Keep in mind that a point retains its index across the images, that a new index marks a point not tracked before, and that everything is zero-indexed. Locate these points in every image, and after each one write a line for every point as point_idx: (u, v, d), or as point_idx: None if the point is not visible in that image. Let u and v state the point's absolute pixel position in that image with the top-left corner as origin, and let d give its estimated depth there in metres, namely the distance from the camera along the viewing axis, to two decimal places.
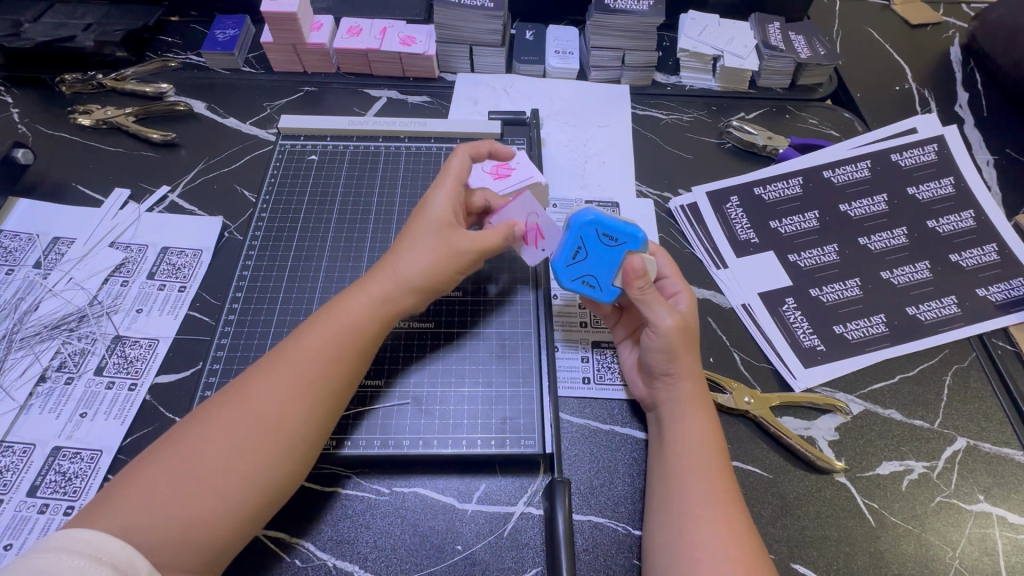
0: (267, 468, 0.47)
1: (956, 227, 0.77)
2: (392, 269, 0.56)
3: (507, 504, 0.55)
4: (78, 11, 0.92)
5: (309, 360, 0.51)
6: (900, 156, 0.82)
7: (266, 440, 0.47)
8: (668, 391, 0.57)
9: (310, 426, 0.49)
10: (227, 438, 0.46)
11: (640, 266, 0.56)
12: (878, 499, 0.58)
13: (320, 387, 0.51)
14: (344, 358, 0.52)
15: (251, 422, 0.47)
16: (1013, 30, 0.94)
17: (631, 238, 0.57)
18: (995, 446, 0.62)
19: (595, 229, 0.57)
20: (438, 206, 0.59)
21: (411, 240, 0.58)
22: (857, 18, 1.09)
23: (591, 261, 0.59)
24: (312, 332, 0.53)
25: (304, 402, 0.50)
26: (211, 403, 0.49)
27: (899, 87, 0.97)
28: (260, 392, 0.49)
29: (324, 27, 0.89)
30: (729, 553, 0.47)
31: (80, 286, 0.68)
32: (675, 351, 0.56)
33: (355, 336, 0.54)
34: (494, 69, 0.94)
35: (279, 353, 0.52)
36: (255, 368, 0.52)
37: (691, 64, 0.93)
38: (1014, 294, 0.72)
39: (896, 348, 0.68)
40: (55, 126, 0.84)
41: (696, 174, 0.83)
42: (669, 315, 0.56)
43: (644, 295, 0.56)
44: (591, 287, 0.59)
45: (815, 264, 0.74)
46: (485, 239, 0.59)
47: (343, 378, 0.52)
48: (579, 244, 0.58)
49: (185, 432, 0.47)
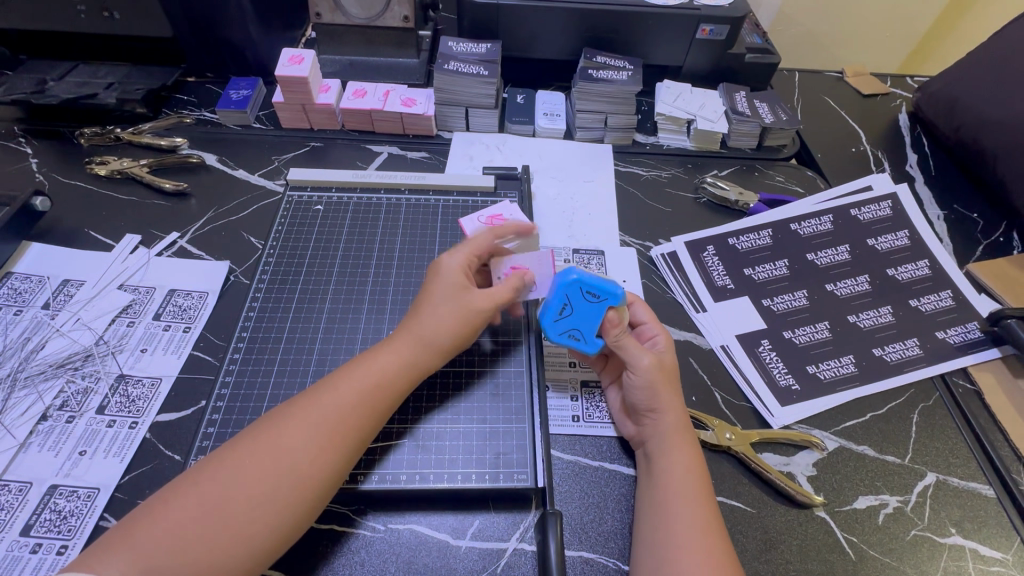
0: (290, 515, 0.49)
1: (914, 275, 0.84)
2: (415, 327, 0.61)
3: (500, 540, 0.57)
4: (101, 71, 0.99)
5: (343, 409, 0.54)
6: (859, 211, 0.90)
7: (294, 487, 0.49)
8: (653, 427, 0.60)
9: (337, 475, 0.52)
10: (256, 482, 0.48)
11: (616, 317, 0.62)
12: (856, 532, 0.61)
13: (350, 437, 0.53)
14: (374, 409, 0.55)
15: (282, 468, 0.49)
16: (951, 101, 1.06)
17: (610, 295, 0.61)
18: (963, 480, 0.66)
19: (579, 288, 0.62)
20: (451, 269, 0.64)
21: (428, 299, 0.62)
22: (815, 88, 1.21)
23: (576, 317, 0.63)
24: (345, 379, 0.56)
25: (334, 451, 0.52)
26: (240, 442, 0.51)
27: (855, 149, 1.07)
28: (293, 438, 0.51)
29: (332, 89, 0.96)
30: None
31: (86, 327, 0.70)
32: (656, 387, 0.60)
33: (385, 389, 0.57)
34: (488, 128, 1.02)
35: (313, 397, 0.54)
36: (286, 409, 0.54)
37: (667, 126, 1.02)
38: (970, 336, 0.78)
39: (866, 387, 0.72)
40: (72, 176, 0.88)
41: (675, 226, 0.90)
42: (646, 355, 0.61)
43: (620, 339, 0.62)
44: (578, 338, 0.64)
45: (787, 308, 0.79)
46: (497, 296, 0.63)
47: (370, 428, 0.55)
48: (563, 302, 0.62)
49: (211, 472, 0.49)
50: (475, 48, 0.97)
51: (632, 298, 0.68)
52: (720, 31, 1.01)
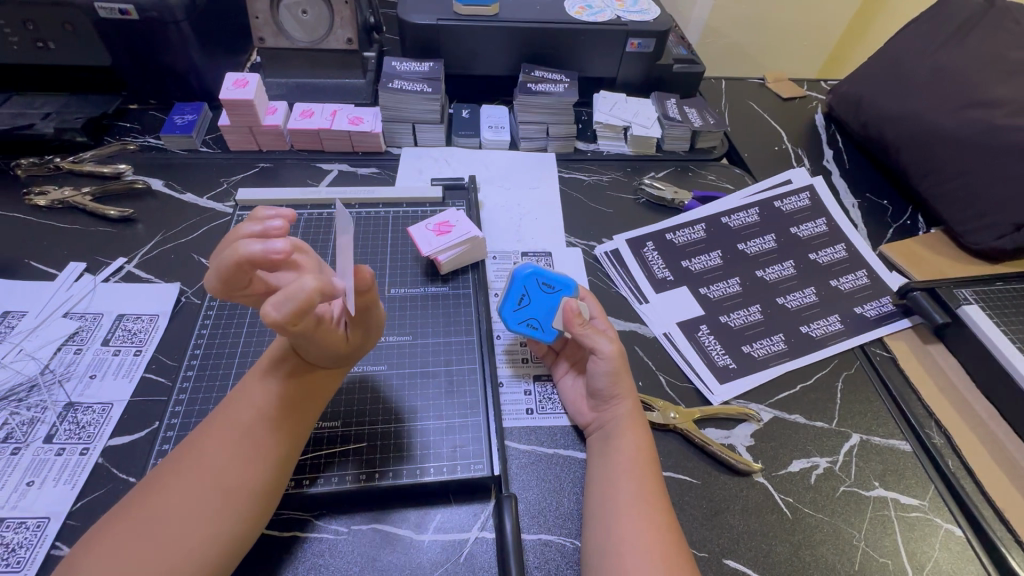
0: (229, 527, 0.49)
1: (832, 258, 0.92)
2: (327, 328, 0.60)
3: (461, 531, 0.59)
4: (37, 102, 0.98)
5: (266, 419, 0.54)
6: (782, 203, 0.98)
7: (231, 498, 0.50)
8: (613, 411, 0.64)
9: (272, 480, 0.53)
10: (187, 503, 0.48)
11: (577, 308, 0.66)
12: (792, 494, 0.66)
13: (278, 446, 0.54)
14: (297, 415, 0.56)
15: (213, 482, 0.49)
16: (857, 101, 1.16)
17: (563, 285, 0.71)
18: (883, 438, 0.72)
19: (536, 279, 0.72)
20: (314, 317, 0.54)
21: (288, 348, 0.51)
22: (740, 94, 1.31)
23: (533, 306, 0.71)
24: (264, 389, 0.56)
25: (264, 459, 0.53)
26: (165, 469, 0.50)
27: (778, 148, 1.17)
28: (218, 453, 0.51)
29: (279, 111, 0.98)
30: (649, 541, 0.53)
31: (30, 357, 0.69)
32: (618, 372, 0.64)
33: (307, 397, 0.58)
34: (435, 142, 1.05)
35: (231, 413, 0.54)
36: (205, 428, 0.53)
37: (606, 134, 1.09)
38: (884, 309, 0.86)
39: (795, 361, 0.79)
40: (9, 208, 0.87)
41: (617, 225, 0.96)
42: (611, 342, 0.65)
43: (583, 329, 0.65)
44: (535, 328, 0.70)
45: (722, 294, 0.86)
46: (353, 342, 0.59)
47: (298, 433, 0.56)
48: (523, 292, 0.71)
49: (145, 499, 0.48)
50: (418, 67, 1.02)
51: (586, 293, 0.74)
52: (648, 44, 1.09)
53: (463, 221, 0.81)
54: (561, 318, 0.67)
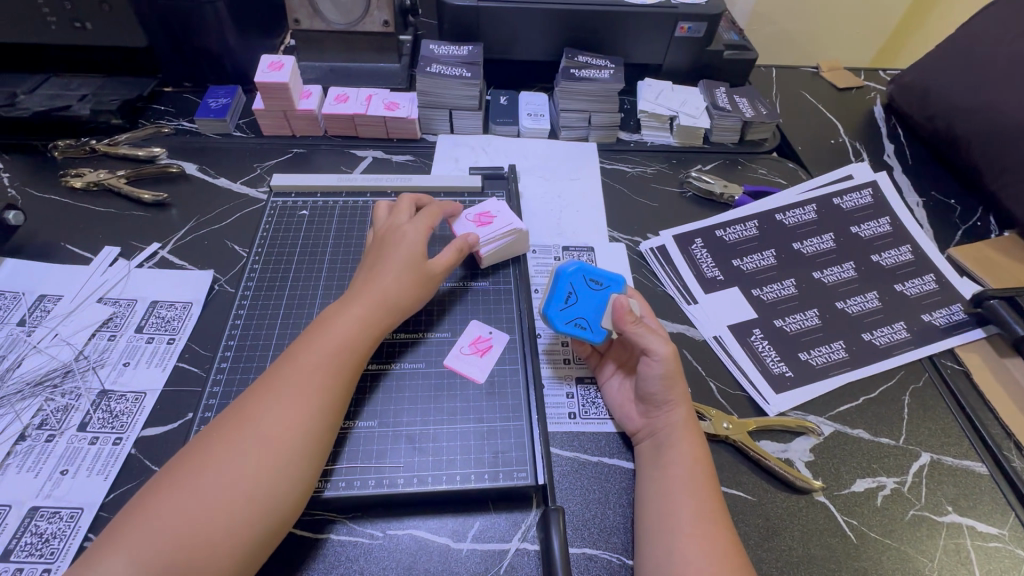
0: (273, 474, 0.49)
1: (897, 260, 0.85)
2: (375, 287, 0.62)
3: (502, 541, 0.55)
4: (74, 83, 0.97)
5: (307, 372, 0.54)
6: (841, 200, 0.92)
7: (272, 447, 0.50)
8: (665, 418, 0.60)
9: (311, 431, 0.52)
10: (233, 458, 0.49)
11: (628, 306, 0.62)
12: (856, 516, 0.61)
13: (318, 397, 0.54)
14: (339, 368, 0.56)
15: (254, 435, 0.50)
16: (924, 92, 1.08)
17: (611, 282, 0.67)
18: (957, 459, 0.67)
19: (583, 276, 0.67)
20: (411, 239, 0.67)
21: (386, 266, 0.64)
22: (792, 84, 1.23)
23: (581, 304, 0.66)
24: (306, 347, 0.57)
25: (305, 409, 0.53)
26: (215, 426, 0.52)
27: (834, 141, 1.09)
28: (261, 407, 0.52)
29: (313, 95, 0.95)
30: (710, 565, 0.49)
31: (65, 342, 0.68)
32: (673, 377, 0.60)
33: (350, 353, 0.58)
34: (472, 130, 1.01)
35: (277, 370, 0.55)
36: (253, 388, 0.54)
37: (651, 123, 1.03)
38: (955, 318, 0.79)
39: (857, 371, 0.73)
40: (47, 189, 0.86)
41: (662, 220, 0.91)
42: (665, 344, 0.60)
43: (636, 329, 0.61)
44: (583, 327, 0.65)
45: (776, 297, 0.80)
46: (446, 260, 0.69)
47: (339, 383, 0.56)
48: (568, 290, 0.67)
49: (189, 461, 0.49)
50: (457, 51, 0.97)
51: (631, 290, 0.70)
52: (699, 28, 1.03)
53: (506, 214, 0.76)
54: (611, 318, 0.63)
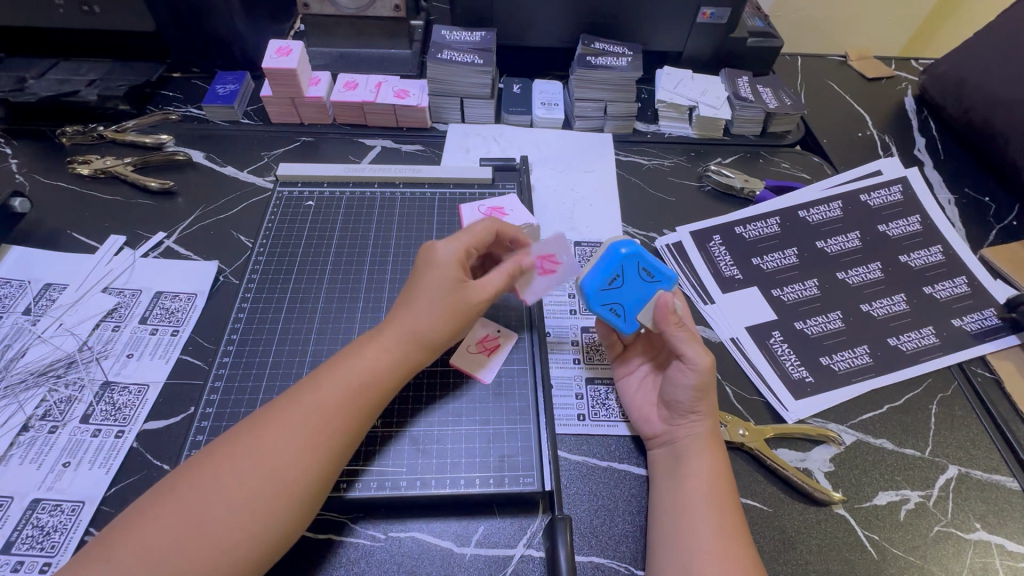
0: (278, 517, 0.46)
1: (927, 261, 0.81)
2: (405, 322, 0.57)
3: (507, 547, 0.54)
4: (82, 68, 0.96)
5: (328, 410, 0.51)
6: (869, 197, 0.88)
7: (280, 490, 0.47)
8: (689, 428, 0.57)
9: (322, 476, 0.49)
10: (239, 493, 0.46)
11: (673, 306, 0.60)
12: (877, 530, 0.58)
13: (334, 438, 0.50)
14: (359, 408, 0.53)
15: (264, 472, 0.47)
16: (959, 82, 1.03)
17: (661, 277, 0.62)
18: (986, 473, 0.63)
19: (637, 263, 0.61)
20: (444, 257, 0.60)
21: (420, 297, 0.58)
22: (818, 73, 1.18)
23: (623, 290, 0.62)
24: (329, 378, 0.53)
25: (318, 452, 0.49)
26: (222, 446, 0.49)
27: (861, 134, 1.04)
28: (275, 440, 0.49)
29: (322, 82, 0.93)
30: None
31: (70, 332, 0.68)
32: (706, 390, 0.57)
33: (371, 391, 0.54)
34: (484, 119, 0.99)
35: (295, 398, 0.52)
36: (268, 412, 0.51)
37: (669, 114, 0.99)
38: (987, 323, 0.75)
39: (882, 378, 0.70)
40: (54, 176, 0.85)
41: (679, 215, 0.87)
42: (709, 356, 0.58)
43: (679, 332, 0.59)
44: (616, 314, 0.63)
45: (797, 298, 0.77)
46: (493, 286, 0.61)
47: (357, 424, 0.52)
48: (617, 271, 0.62)
49: (191, 479, 0.47)
50: (469, 37, 0.94)
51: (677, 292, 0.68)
52: (721, 14, 0.98)
53: (571, 263, 0.67)
54: (652, 313, 0.61)
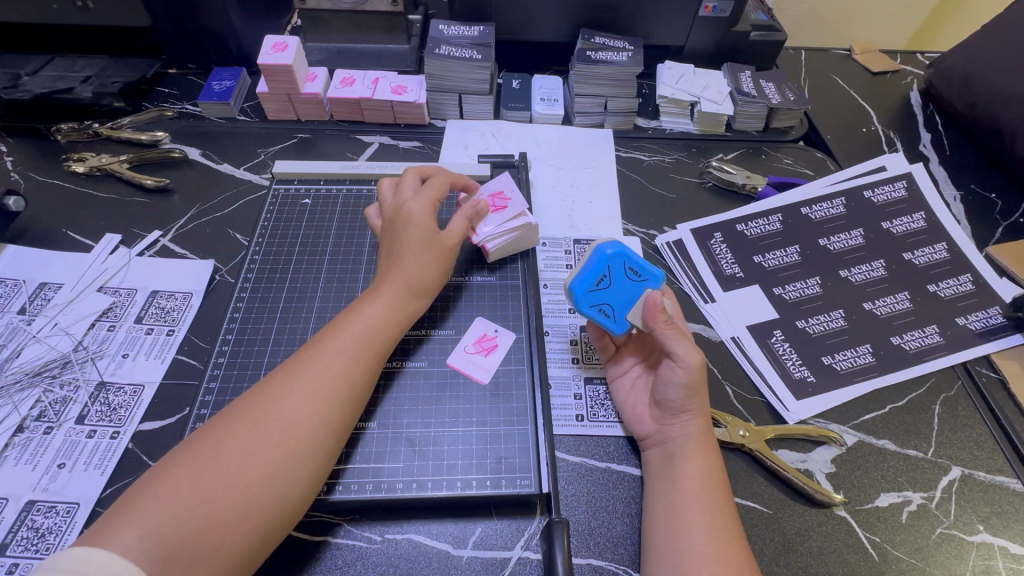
0: (302, 457, 0.48)
1: (931, 259, 0.80)
2: (399, 271, 0.60)
3: (504, 549, 0.53)
4: (77, 65, 0.95)
5: (341, 357, 0.53)
6: (873, 193, 0.86)
7: (301, 431, 0.49)
8: (680, 428, 0.57)
9: (340, 418, 0.51)
10: (261, 437, 0.47)
11: (661, 303, 0.59)
12: (879, 533, 0.58)
13: (350, 384, 0.53)
14: (369, 355, 0.55)
15: (283, 417, 0.49)
16: (966, 77, 1.01)
17: (652, 277, 0.62)
18: (990, 474, 0.63)
19: (623, 263, 0.62)
20: (416, 212, 0.63)
21: (405, 248, 0.62)
22: (822, 67, 1.16)
23: (611, 290, 0.62)
24: (337, 330, 0.56)
25: (335, 396, 0.51)
26: (238, 402, 0.50)
27: (866, 130, 1.03)
28: (291, 387, 0.51)
29: (319, 78, 0.92)
30: None
31: (64, 332, 0.67)
32: (695, 387, 0.57)
33: (379, 338, 0.57)
34: (482, 115, 0.97)
35: (306, 352, 0.54)
36: (281, 368, 0.53)
37: (670, 109, 0.98)
38: (992, 322, 0.74)
39: (884, 377, 0.69)
40: (49, 174, 0.84)
41: (680, 212, 0.86)
42: (696, 353, 0.57)
43: (666, 329, 0.58)
44: (607, 315, 0.62)
45: (799, 296, 0.76)
46: (461, 230, 0.66)
47: (370, 371, 0.55)
48: (603, 271, 0.62)
49: (212, 432, 0.47)
50: (467, 31, 0.93)
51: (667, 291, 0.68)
52: (724, 7, 0.96)
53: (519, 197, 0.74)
54: (642, 311, 0.60)
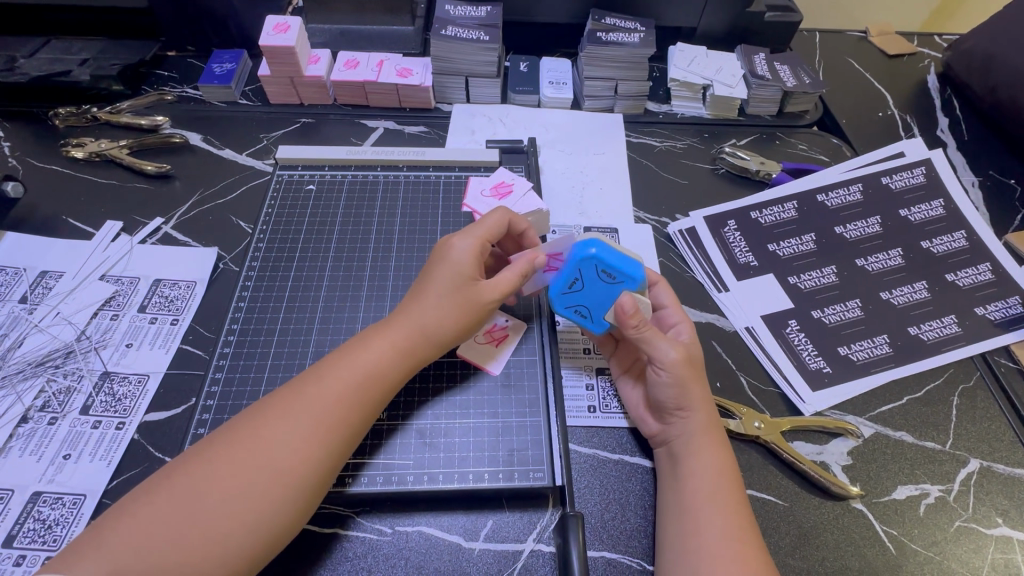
0: (278, 510, 0.45)
1: (950, 247, 0.78)
2: (413, 315, 0.55)
3: (516, 542, 0.53)
4: (75, 47, 0.92)
5: (332, 403, 0.49)
6: (890, 179, 0.84)
7: (279, 484, 0.45)
8: (681, 425, 0.55)
9: (324, 471, 0.48)
10: (237, 487, 0.44)
11: (632, 305, 0.55)
12: (896, 525, 0.57)
13: (337, 433, 0.49)
14: (365, 400, 0.51)
15: (263, 468, 0.45)
16: (987, 59, 0.98)
17: (627, 277, 0.56)
18: (1009, 467, 0.61)
19: (595, 265, 0.56)
20: (458, 252, 0.58)
21: (432, 289, 0.56)
22: (837, 49, 1.13)
23: (585, 292, 0.59)
24: (332, 369, 0.51)
25: (320, 446, 0.48)
26: (220, 438, 0.47)
27: (882, 114, 1.00)
28: (276, 433, 0.47)
29: (322, 60, 0.89)
30: None
31: (67, 321, 0.66)
32: (685, 383, 0.55)
33: (377, 383, 0.52)
34: (490, 99, 0.95)
35: (296, 391, 0.50)
36: (269, 405, 0.49)
37: (682, 93, 0.96)
38: (1012, 312, 0.73)
39: (902, 369, 0.68)
40: (48, 160, 0.83)
41: (693, 199, 0.84)
42: (673, 349, 0.55)
43: (640, 332, 0.55)
44: (584, 316, 0.61)
45: (815, 285, 0.74)
46: (505, 284, 0.58)
47: (361, 419, 0.51)
48: (574, 276, 0.58)
49: (186, 470, 0.45)
50: (474, 12, 0.90)
51: (653, 279, 0.64)
52: None
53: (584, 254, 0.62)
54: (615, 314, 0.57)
